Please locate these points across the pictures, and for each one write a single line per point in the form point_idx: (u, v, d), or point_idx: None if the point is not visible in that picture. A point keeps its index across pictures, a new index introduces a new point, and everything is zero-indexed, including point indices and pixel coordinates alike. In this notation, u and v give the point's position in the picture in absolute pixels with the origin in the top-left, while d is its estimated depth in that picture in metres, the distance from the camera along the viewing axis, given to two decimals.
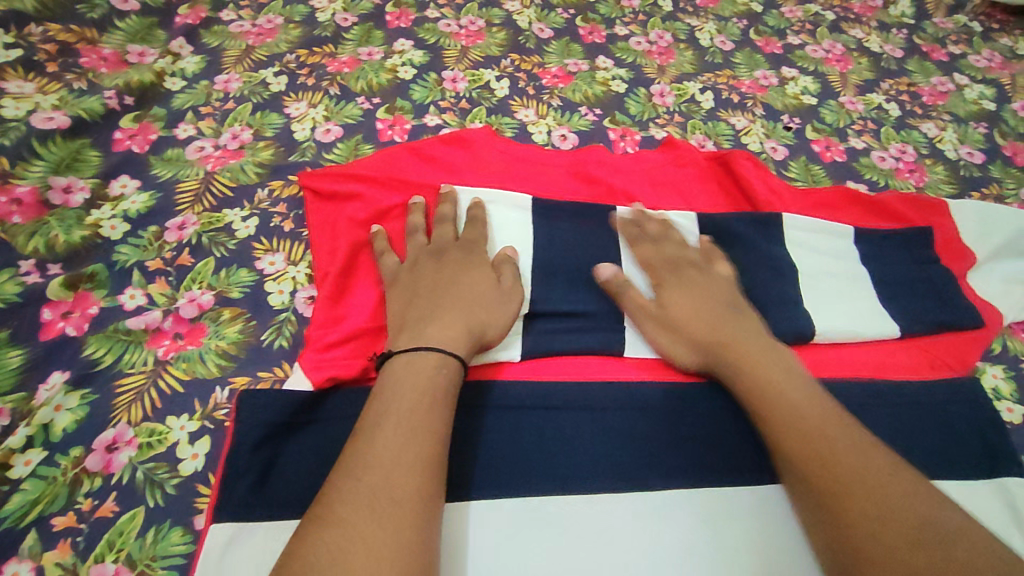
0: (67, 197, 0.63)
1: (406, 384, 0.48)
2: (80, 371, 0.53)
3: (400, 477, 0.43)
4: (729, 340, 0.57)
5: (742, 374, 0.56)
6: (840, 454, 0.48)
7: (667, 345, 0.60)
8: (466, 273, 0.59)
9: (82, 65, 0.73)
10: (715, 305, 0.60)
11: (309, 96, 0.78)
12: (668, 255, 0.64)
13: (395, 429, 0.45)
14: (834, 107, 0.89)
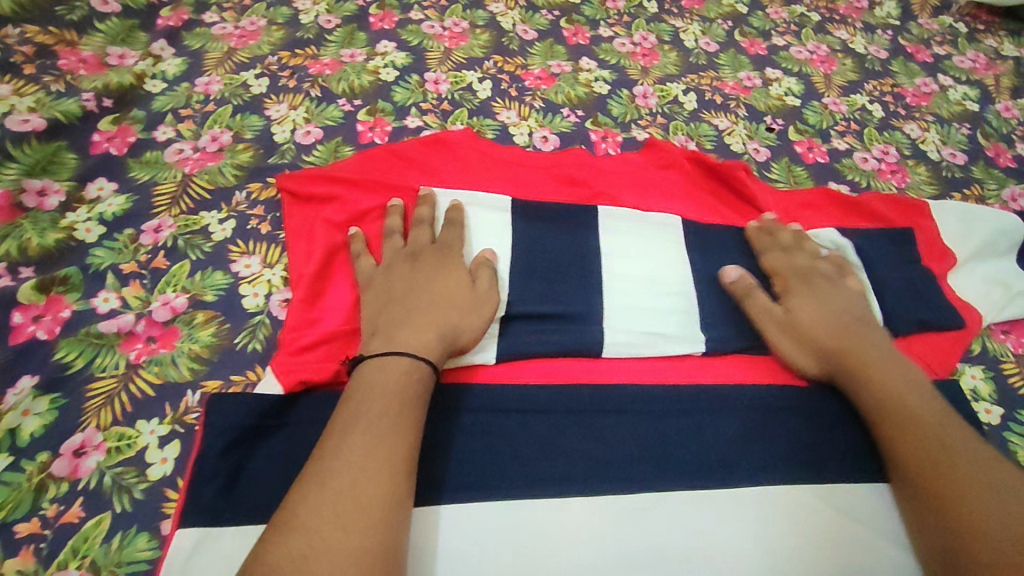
0: (42, 200, 0.62)
1: (376, 387, 0.48)
2: (49, 375, 0.52)
3: (366, 483, 0.43)
4: (853, 348, 0.60)
5: (866, 379, 0.58)
6: (959, 466, 0.51)
7: (786, 350, 0.63)
8: (442, 277, 0.59)
9: (60, 68, 0.73)
10: (843, 315, 0.63)
11: (290, 97, 0.78)
12: (799, 266, 0.67)
13: (364, 434, 0.45)
14: (818, 108, 0.89)
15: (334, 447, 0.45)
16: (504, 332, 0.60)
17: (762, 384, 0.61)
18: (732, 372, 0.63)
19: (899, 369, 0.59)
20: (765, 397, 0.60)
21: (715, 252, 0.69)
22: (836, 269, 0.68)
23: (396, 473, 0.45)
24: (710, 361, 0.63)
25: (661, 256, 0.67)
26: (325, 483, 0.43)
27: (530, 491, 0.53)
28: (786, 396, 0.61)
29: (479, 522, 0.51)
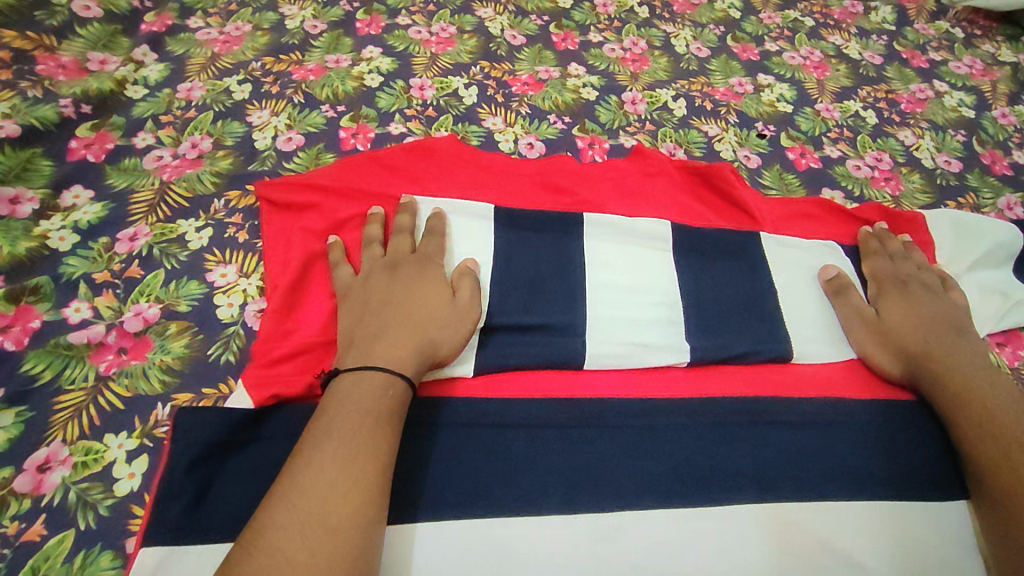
0: (15, 208, 0.61)
1: (352, 402, 0.47)
2: (16, 387, 0.51)
3: (337, 503, 0.41)
4: (942, 354, 0.61)
5: (951, 382, 0.59)
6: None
7: (870, 348, 0.64)
8: (422, 287, 0.57)
9: (39, 73, 0.72)
10: (936, 321, 0.64)
11: (272, 104, 0.77)
12: (895, 273, 0.69)
13: (337, 452, 0.43)
14: (810, 115, 0.87)
15: (305, 465, 0.43)
16: (485, 342, 0.58)
17: (749, 398, 0.60)
18: (718, 385, 0.61)
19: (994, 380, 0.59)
20: (753, 411, 0.59)
21: (701, 262, 0.67)
22: (933, 278, 0.69)
23: (368, 496, 0.43)
24: (696, 373, 0.61)
25: (647, 266, 0.66)
26: (293, 504, 0.41)
27: (510, 509, 0.51)
28: (772, 410, 0.59)
29: (455, 541, 0.49)
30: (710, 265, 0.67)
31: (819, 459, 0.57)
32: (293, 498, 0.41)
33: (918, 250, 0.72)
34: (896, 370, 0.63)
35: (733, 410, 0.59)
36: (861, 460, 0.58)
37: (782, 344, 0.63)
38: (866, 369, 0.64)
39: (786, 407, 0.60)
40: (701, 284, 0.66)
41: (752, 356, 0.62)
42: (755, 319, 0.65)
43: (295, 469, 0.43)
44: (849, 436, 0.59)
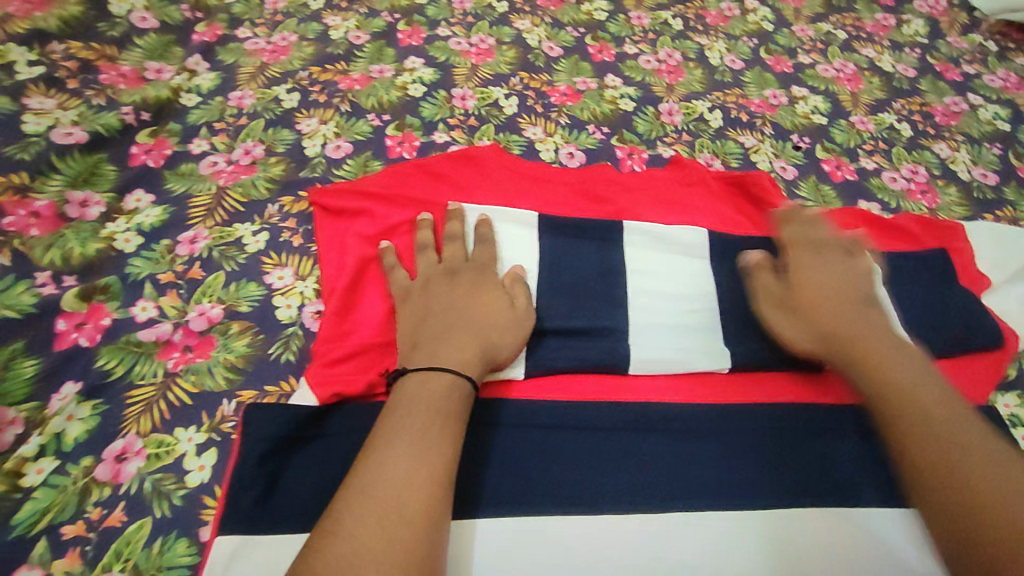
0: (84, 211, 0.64)
1: (413, 404, 0.49)
2: (92, 381, 0.54)
3: (410, 495, 0.43)
4: (851, 328, 0.58)
5: (875, 360, 0.55)
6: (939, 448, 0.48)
7: (783, 325, 0.62)
8: (478, 294, 0.59)
9: (102, 82, 0.75)
10: (843, 291, 0.62)
11: (320, 112, 0.79)
12: (815, 237, 0.66)
13: (400, 450, 0.45)
14: (844, 127, 0.88)
15: (370, 462, 0.45)
16: (534, 344, 0.60)
17: (790, 406, 0.61)
18: (759, 393, 0.62)
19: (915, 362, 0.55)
20: (795, 419, 0.60)
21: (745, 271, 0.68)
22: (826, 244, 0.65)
23: (430, 493, 0.44)
24: (737, 380, 0.63)
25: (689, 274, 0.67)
26: (359, 500, 0.42)
27: (561, 508, 0.53)
28: (813, 419, 0.60)
29: (509, 538, 0.51)
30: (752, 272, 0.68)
31: (859, 466, 0.59)
32: (358, 494, 0.43)
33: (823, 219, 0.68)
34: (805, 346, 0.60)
35: (776, 418, 0.60)
36: None
37: None
38: None
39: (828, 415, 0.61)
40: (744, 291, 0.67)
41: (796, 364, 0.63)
42: None
43: (362, 467, 0.45)
44: None
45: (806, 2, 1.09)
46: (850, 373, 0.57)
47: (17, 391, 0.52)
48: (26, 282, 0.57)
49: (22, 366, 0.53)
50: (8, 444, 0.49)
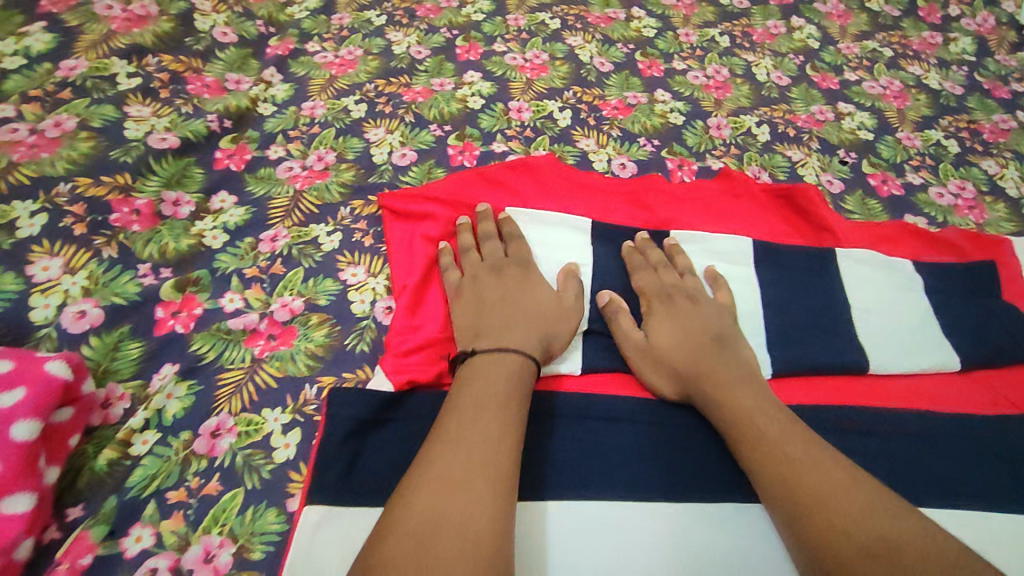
0: (176, 210, 0.70)
1: (489, 379, 0.54)
2: (188, 363, 0.59)
3: (490, 455, 0.48)
4: (710, 371, 0.59)
5: (716, 403, 0.57)
6: (792, 458, 0.52)
7: (641, 371, 0.62)
8: (522, 283, 0.64)
9: (189, 92, 0.81)
10: (697, 336, 0.62)
11: (386, 122, 0.84)
12: (666, 283, 0.67)
13: (484, 415, 0.51)
14: (891, 142, 0.90)
15: (456, 424, 0.50)
16: (588, 343, 0.64)
17: (840, 407, 0.62)
18: (807, 395, 0.64)
19: (770, 406, 0.57)
20: (844, 420, 0.61)
21: (791, 279, 0.71)
22: (696, 284, 0.67)
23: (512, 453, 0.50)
24: (784, 382, 0.64)
25: (736, 282, 0.70)
26: (453, 454, 0.48)
27: (617, 495, 0.55)
28: (861, 420, 0.62)
29: (569, 520, 0.54)
30: (798, 281, 0.71)
31: (914, 468, 0.59)
32: (452, 449, 0.48)
33: (681, 253, 0.70)
34: (667, 395, 0.60)
35: (829, 419, 0.61)
36: (956, 472, 0.60)
37: (872, 359, 0.66)
38: (951, 387, 0.67)
39: (878, 418, 0.62)
40: (790, 298, 0.69)
41: (843, 369, 0.65)
42: (841, 333, 0.68)
43: (450, 427, 0.50)
44: (943, 449, 0.61)
45: (852, 20, 1.11)
46: (712, 417, 0.58)
47: (125, 370, 0.58)
48: (130, 273, 0.63)
49: (128, 348, 0.59)
50: (119, 417, 0.56)
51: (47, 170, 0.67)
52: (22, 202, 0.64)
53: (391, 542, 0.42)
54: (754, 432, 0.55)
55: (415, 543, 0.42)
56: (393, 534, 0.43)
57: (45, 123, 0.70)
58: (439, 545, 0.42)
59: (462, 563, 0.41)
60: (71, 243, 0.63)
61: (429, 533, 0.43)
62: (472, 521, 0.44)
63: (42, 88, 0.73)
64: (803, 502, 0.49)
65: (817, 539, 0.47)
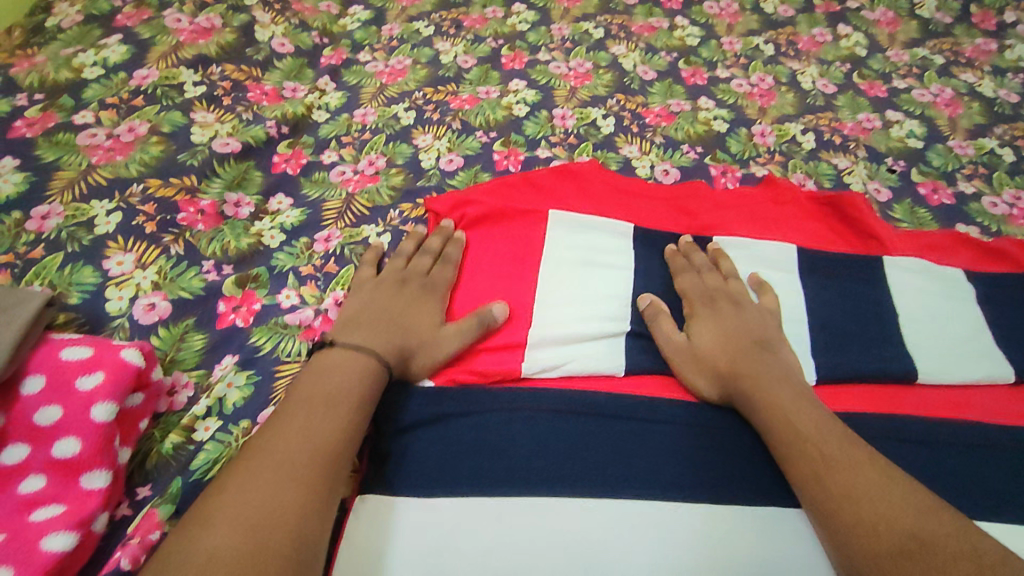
0: (237, 210, 0.73)
1: (350, 376, 0.57)
2: (247, 355, 0.62)
3: (323, 450, 0.51)
4: (748, 372, 0.59)
5: (755, 403, 0.58)
6: (826, 454, 0.52)
7: (686, 374, 0.62)
8: (423, 306, 0.65)
9: (250, 99, 0.85)
10: (740, 340, 0.62)
11: (434, 129, 0.86)
12: (708, 286, 0.67)
13: (333, 414, 0.53)
14: (942, 151, 0.89)
15: (303, 418, 0.52)
16: (631, 345, 0.65)
17: (890, 415, 0.61)
18: (853, 403, 0.63)
19: (812, 406, 0.56)
20: (893, 428, 0.60)
21: (836, 287, 0.70)
22: (739, 288, 0.67)
23: (348, 452, 0.52)
24: (829, 390, 0.64)
25: (780, 288, 0.70)
26: (293, 450, 0.50)
27: (661, 493, 0.55)
28: (911, 428, 0.60)
29: (612, 517, 0.54)
30: (843, 289, 0.70)
31: (966, 481, 0.58)
32: (295, 443, 0.50)
33: (725, 257, 0.70)
34: (710, 397, 0.61)
35: (879, 427, 0.60)
36: (1011, 486, 0.58)
37: (921, 368, 0.65)
38: (1004, 400, 0.65)
39: (930, 428, 0.61)
40: (835, 306, 0.69)
41: (891, 378, 0.64)
42: (888, 340, 0.67)
43: (294, 422, 0.52)
44: (998, 461, 0.59)
45: (901, 28, 1.10)
46: (751, 418, 0.58)
47: (189, 359, 0.61)
48: (195, 268, 0.67)
49: (192, 340, 0.63)
50: (183, 404, 0.59)
51: (122, 172, 0.72)
52: (99, 201, 0.69)
53: (216, 527, 0.44)
54: (791, 429, 0.55)
55: (245, 533, 0.44)
56: (219, 519, 0.44)
57: (120, 128, 0.76)
58: (267, 535, 0.44)
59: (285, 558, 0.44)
60: (142, 240, 0.67)
61: (258, 525, 0.44)
62: (300, 514, 0.47)
63: (118, 96, 0.79)
64: (834, 497, 0.50)
65: (848, 536, 0.48)
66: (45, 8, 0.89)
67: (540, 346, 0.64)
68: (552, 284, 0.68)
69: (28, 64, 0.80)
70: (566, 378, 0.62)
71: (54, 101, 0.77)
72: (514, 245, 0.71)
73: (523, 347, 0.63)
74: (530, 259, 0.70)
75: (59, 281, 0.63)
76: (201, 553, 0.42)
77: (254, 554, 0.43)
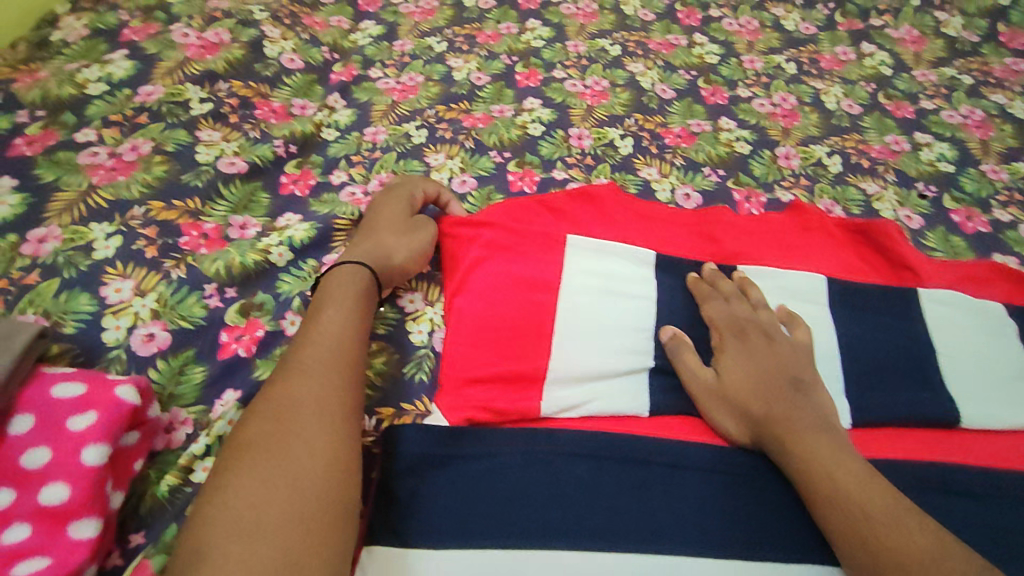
0: (243, 232, 0.70)
1: (338, 278, 0.61)
2: (250, 390, 0.59)
3: (331, 345, 0.55)
4: (779, 413, 0.56)
5: (785, 445, 0.54)
6: (872, 512, 0.49)
7: (714, 415, 0.59)
8: (389, 207, 0.69)
9: (257, 116, 0.82)
10: (773, 378, 0.59)
11: (446, 148, 0.84)
12: (736, 314, 0.64)
13: (337, 318, 0.58)
14: (974, 176, 0.86)
15: (309, 327, 0.57)
16: (654, 382, 0.61)
17: (931, 462, 0.58)
18: (890, 448, 0.59)
19: (852, 457, 0.53)
20: (936, 477, 0.56)
21: (870, 321, 0.67)
22: (771, 319, 0.63)
23: (360, 346, 0.57)
24: (865, 433, 0.60)
25: (811, 321, 0.66)
26: (303, 355, 0.54)
27: (689, 548, 0.52)
28: (956, 477, 0.57)
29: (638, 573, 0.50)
30: (877, 323, 0.67)
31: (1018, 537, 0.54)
32: (305, 349, 0.55)
33: (754, 286, 0.67)
34: (739, 440, 0.57)
35: (921, 475, 0.56)
36: None
37: (963, 412, 0.62)
38: None
39: (977, 476, 0.57)
40: (870, 342, 0.66)
41: (930, 422, 0.61)
42: (926, 381, 0.63)
43: (301, 333, 0.57)
44: None
45: (926, 46, 1.07)
46: (780, 462, 0.55)
47: (189, 394, 0.58)
48: (197, 293, 0.64)
49: (192, 372, 0.59)
50: (181, 442, 0.56)
51: (124, 194, 0.69)
52: (98, 224, 0.66)
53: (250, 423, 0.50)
54: (831, 485, 0.51)
55: (273, 422, 0.50)
56: (253, 418, 0.50)
57: (123, 147, 0.74)
58: (292, 419, 0.50)
59: (313, 435, 0.49)
60: (142, 266, 0.64)
61: (283, 416, 0.50)
62: (319, 401, 0.51)
63: (122, 113, 0.77)
64: (883, 559, 0.47)
65: None
66: (50, 21, 0.87)
67: (559, 383, 0.60)
68: (572, 315, 0.64)
69: (31, 79, 0.78)
70: (586, 418, 0.59)
71: (56, 119, 0.75)
72: (530, 270, 0.67)
73: (541, 383, 0.60)
74: (550, 286, 0.66)
75: (54, 309, 0.60)
76: (243, 445, 0.49)
77: (283, 436, 0.49)
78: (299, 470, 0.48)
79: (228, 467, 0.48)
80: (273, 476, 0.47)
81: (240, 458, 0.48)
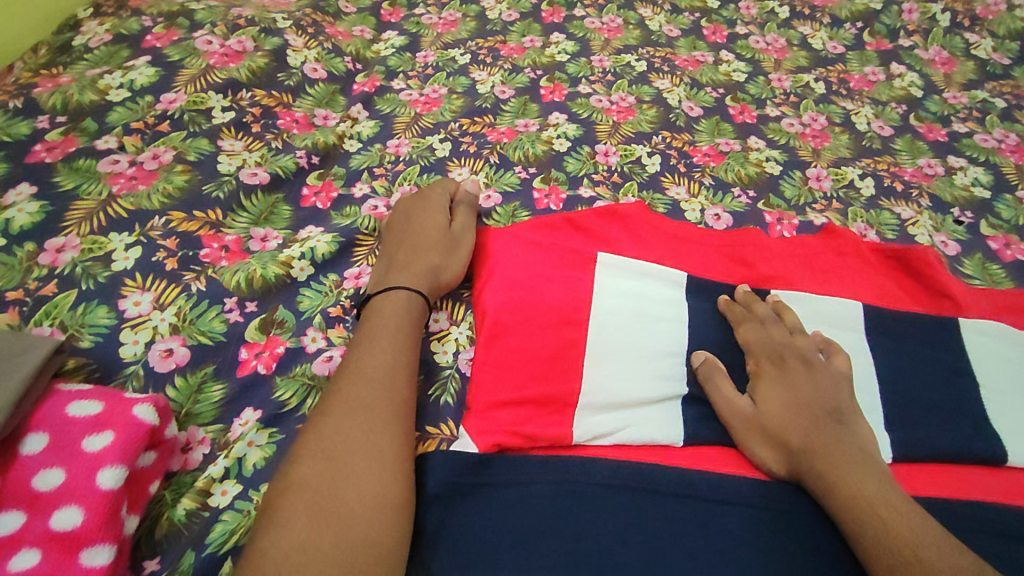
0: (264, 245, 0.69)
1: (392, 303, 0.60)
2: (270, 411, 0.57)
3: (380, 377, 0.54)
4: (819, 449, 0.54)
5: (827, 484, 0.52)
6: (922, 553, 0.46)
7: (750, 446, 0.56)
8: (431, 221, 0.69)
9: (280, 126, 0.81)
10: (811, 409, 0.56)
11: (471, 162, 0.82)
12: (771, 340, 0.62)
13: (385, 347, 0.56)
14: (1010, 202, 0.84)
15: (359, 355, 0.56)
16: (686, 411, 0.59)
17: (980, 501, 0.55)
18: (934, 485, 0.57)
19: (900, 496, 0.50)
20: (984, 517, 0.54)
21: (911, 351, 0.65)
22: (810, 345, 0.61)
23: (410, 374, 0.56)
24: (908, 469, 0.58)
25: (850, 351, 0.64)
26: (354, 388, 0.53)
27: None
28: (1006, 518, 0.54)
29: None
30: (918, 354, 0.64)
31: None
32: (352, 381, 0.54)
33: (791, 310, 0.65)
34: (777, 473, 0.55)
35: (969, 515, 0.54)
36: None
37: (1009, 450, 0.59)
38: None
39: None
40: (911, 373, 0.63)
41: (975, 459, 0.59)
42: (969, 415, 0.61)
43: (348, 362, 0.56)
44: None
45: (957, 68, 1.05)
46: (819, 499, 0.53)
47: (207, 413, 0.56)
48: (216, 307, 0.62)
49: (211, 390, 0.58)
50: (198, 462, 0.54)
51: (144, 204, 0.68)
52: (118, 234, 0.65)
53: (301, 458, 0.49)
54: (877, 523, 0.49)
55: (324, 460, 0.49)
56: (304, 454, 0.49)
57: (144, 156, 0.72)
58: (344, 456, 0.49)
59: (363, 475, 0.48)
60: (162, 278, 0.63)
61: (335, 453, 0.49)
62: (369, 438, 0.50)
63: (143, 121, 0.76)
64: None
65: None
66: (73, 26, 0.87)
67: (590, 410, 0.58)
68: (603, 338, 0.62)
69: (52, 84, 0.77)
70: (617, 447, 0.57)
71: (77, 125, 0.73)
72: (560, 289, 0.65)
73: (572, 407, 0.58)
74: (580, 306, 0.64)
75: (70, 322, 0.58)
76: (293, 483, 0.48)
77: (333, 475, 0.48)
78: (349, 513, 0.46)
79: (279, 503, 0.47)
80: (324, 517, 0.46)
81: (288, 498, 0.47)
